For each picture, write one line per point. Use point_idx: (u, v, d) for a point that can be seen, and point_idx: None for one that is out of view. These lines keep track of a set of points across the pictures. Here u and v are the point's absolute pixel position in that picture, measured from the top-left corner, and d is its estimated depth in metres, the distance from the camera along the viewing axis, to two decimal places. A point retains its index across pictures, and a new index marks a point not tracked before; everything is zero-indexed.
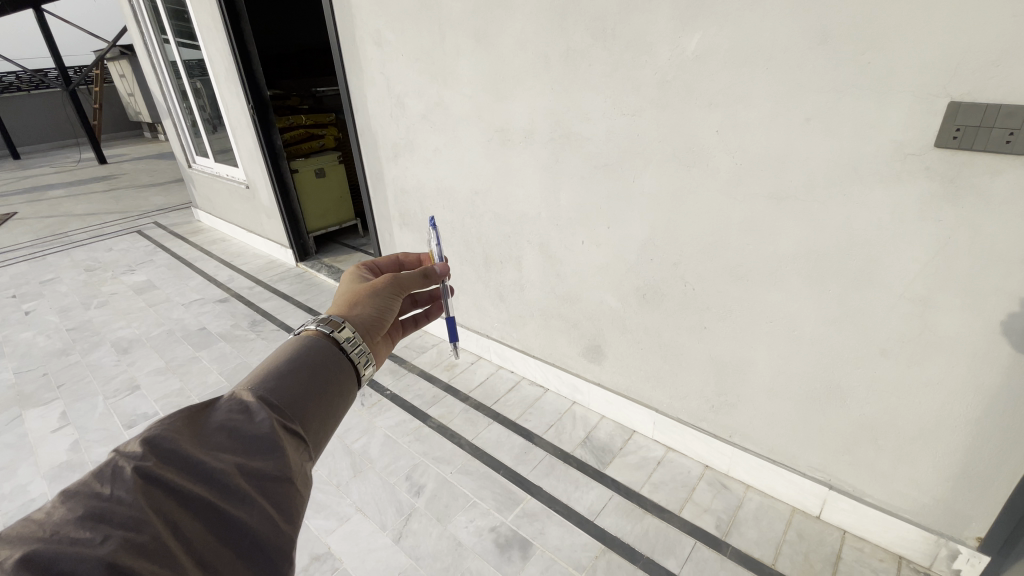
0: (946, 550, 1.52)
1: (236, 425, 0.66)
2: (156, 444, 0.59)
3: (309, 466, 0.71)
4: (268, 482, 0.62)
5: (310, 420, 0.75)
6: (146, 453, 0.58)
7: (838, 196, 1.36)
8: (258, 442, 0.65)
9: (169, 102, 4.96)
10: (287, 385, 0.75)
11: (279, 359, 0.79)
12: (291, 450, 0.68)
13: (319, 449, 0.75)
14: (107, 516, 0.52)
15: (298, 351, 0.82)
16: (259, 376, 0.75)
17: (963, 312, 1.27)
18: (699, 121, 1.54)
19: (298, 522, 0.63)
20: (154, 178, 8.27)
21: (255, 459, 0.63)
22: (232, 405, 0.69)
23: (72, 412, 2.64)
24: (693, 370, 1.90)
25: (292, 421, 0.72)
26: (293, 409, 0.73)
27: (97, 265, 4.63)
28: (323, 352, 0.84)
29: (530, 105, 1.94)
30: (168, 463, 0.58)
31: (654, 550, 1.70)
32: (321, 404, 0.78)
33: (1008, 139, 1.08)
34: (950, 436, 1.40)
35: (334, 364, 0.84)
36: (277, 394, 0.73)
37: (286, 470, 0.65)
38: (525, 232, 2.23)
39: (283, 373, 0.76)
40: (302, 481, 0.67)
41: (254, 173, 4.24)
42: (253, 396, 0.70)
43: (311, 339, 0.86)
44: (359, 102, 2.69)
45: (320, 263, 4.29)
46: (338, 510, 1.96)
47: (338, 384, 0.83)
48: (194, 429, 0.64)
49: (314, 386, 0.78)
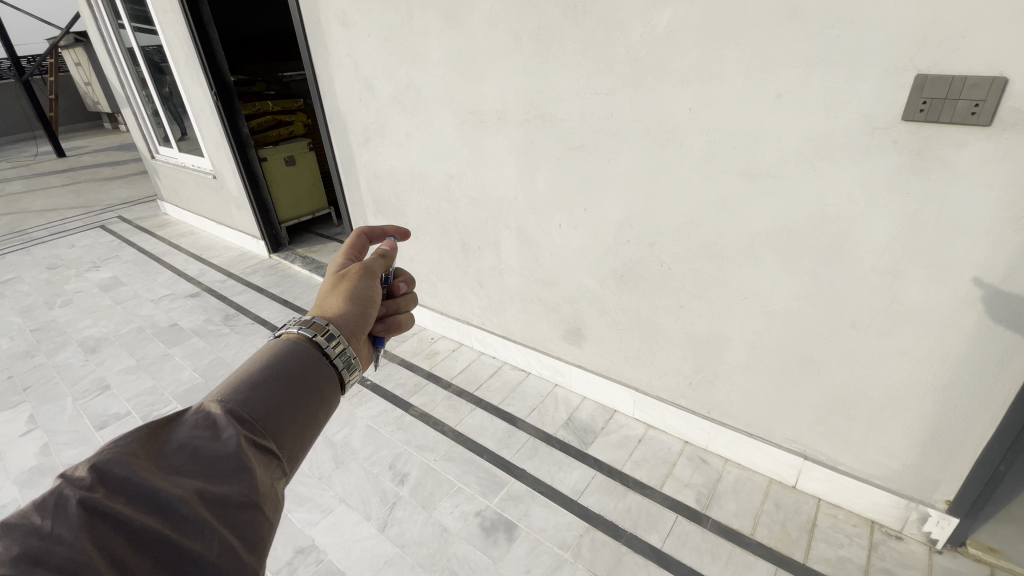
0: (916, 514, 1.57)
1: (199, 445, 0.63)
2: (106, 473, 0.56)
3: (282, 484, 0.68)
4: (232, 509, 0.60)
5: (285, 434, 0.71)
6: (95, 482, 0.55)
7: (809, 171, 1.37)
8: (222, 463, 0.62)
9: (127, 89, 4.73)
10: (259, 397, 0.70)
11: (253, 365, 0.75)
12: (259, 469, 0.66)
13: (296, 462, 0.72)
14: (44, 557, 0.48)
15: (276, 359, 0.76)
16: (230, 385, 0.71)
17: (929, 281, 1.29)
18: (672, 98, 1.52)
19: (264, 549, 0.61)
20: (116, 171, 7.93)
21: (218, 483, 0.61)
22: (200, 419, 0.66)
23: (39, 415, 2.55)
24: (671, 349, 1.92)
25: (263, 437, 0.68)
26: (266, 423, 0.69)
27: (59, 263, 4.45)
28: (303, 359, 0.78)
29: (502, 86, 1.90)
30: (119, 494, 0.55)
31: (637, 526, 1.73)
32: (299, 415, 0.73)
33: (973, 110, 1.10)
34: (918, 403, 1.44)
35: (316, 374, 0.78)
36: (248, 407, 0.69)
37: (252, 495, 0.62)
38: (501, 216, 2.20)
39: (255, 383, 0.71)
40: (271, 504, 0.65)
41: (221, 163, 4.09)
42: (221, 410, 0.67)
43: (291, 343, 0.79)
44: (327, 86, 2.60)
45: (294, 254, 4.19)
46: (321, 502, 1.94)
47: (320, 393, 0.77)
48: (153, 451, 0.61)
49: (291, 397, 0.73)
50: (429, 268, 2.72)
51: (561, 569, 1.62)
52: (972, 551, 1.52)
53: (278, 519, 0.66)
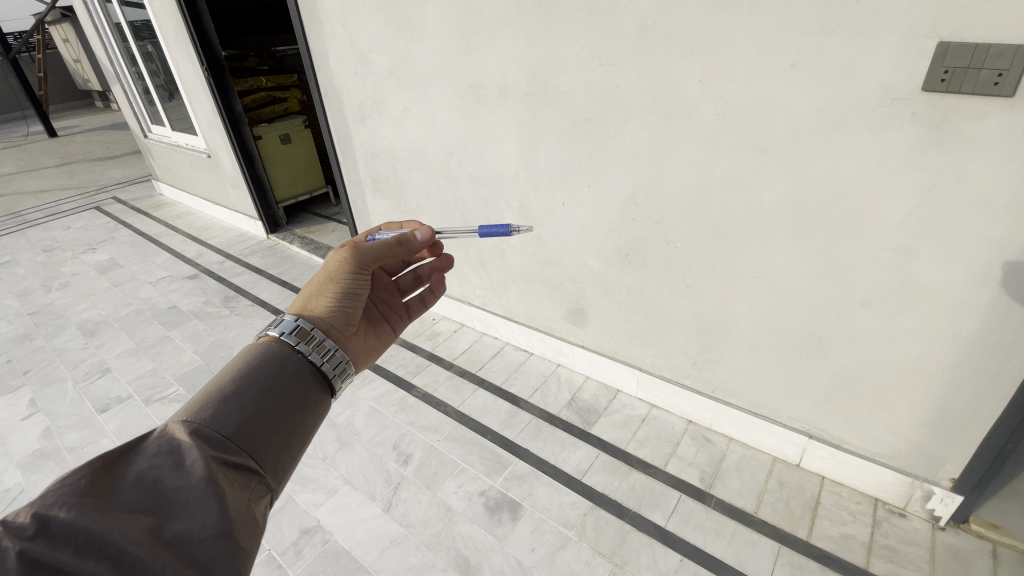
0: (920, 491, 1.57)
1: (159, 475, 0.63)
2: (51, 520, 0.54)
3: (260, 504, 0.69)
4: (196, 544, 0.60)
5: (263, 449, 0.73)
6: (39, 531, 0.53)
7: (822, 145, 1.32)
8: (185, 494, 0.62)
9: (116, 66, 4.60)
10: (229, 413, 0.72)
11: (226, 377, 0.77)
12: (232, 491, 0.66)
13: (278, 477, 0.74)
14: None
15: (250, 370, 0.79)
16: (198, 404, 0.72)
17: (944, 259, 1.26)
18: (680, 69, 1.47)
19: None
20: (110, 151, 7.79)
21: (181, 517, 0.60)
22: (164, 441, 0.67)
23: (41, 399, 2.54)
24: (676, 328, 1.90)
25: (237, 455, 0.70)
26: (238, 440, 0.71)
27: (55, 245, 4.39)
28: (280, 368, 0.81)
29: (503, 59, 1.83)
30: (65, 543, 0.53)
31: (641, 505, 1.74)
32: (282, 428, 0.76)
33: (996, 80, 1.05)
34: (927, 382, 1.43)
35: (299, 383, 0.82)
36: (217, 425, 0.70)
37: (222, 524, 0.62)
38: (503, 194, 2.15)
39: (226, 398, 0.73)
40: (246, 531, 0.64)
41: (215, 141, 4.01)
42: (186, 432, 0.67)
43: (268, 351, 0.84)
44: (321, 60, 2.52)
45: (291, 235, 4.14)
46: (325, 483, 1.94)
47: (304, 402, 0.82)
48: (109, 487, 0.60)
49: (268, 409, 0.76)
50: None
51: (565, 547, 1.63)
52: (975, 528, 1.53)
53: (255, 545, 0.65)
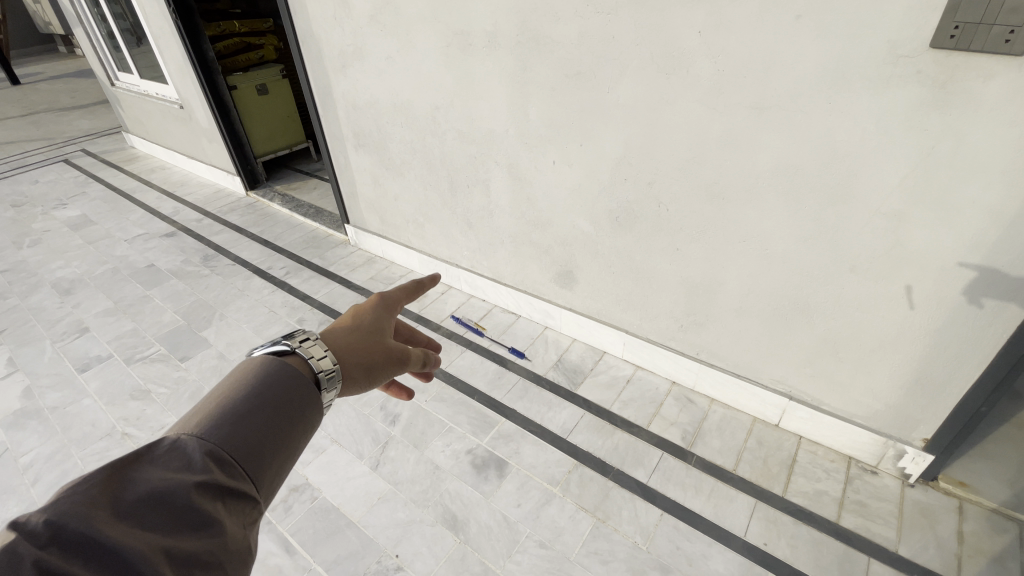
0: (893, 451, 1.62)
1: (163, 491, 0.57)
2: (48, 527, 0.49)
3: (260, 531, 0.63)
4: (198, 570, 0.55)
5: (269, 475, 0.66)
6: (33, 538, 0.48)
7: (822, 104, 1.28)
8: (189, 516, 0.56)
9: (76, 6, 4.27)
10: (240, 431, 0.65)
11: (234, 391, 0.69)
12: (235, 517, 0.61)
13: None
14: None
15: (258, 384, 0.71)
16: (204, 420, 0.65)
17: (935, 225, 1.26)
18: (680, 20, 1.39)
19: None
20: (77, 100, 7.38)
21: (185, 540, 0.55)
22: (165, 448, 0.60)
23: (18, 358, 2.49)
24: (664, 292, 1.89)
25: (242, 480, 0.63)
26: (246, 462, 0.64)
27: (23, 200, 4.20)
28: (292, 386, 0.74)
29: (492, 5, 1.72)
30: (59, 557, 0.48)
31: (624, 463, 1.78)
32: (287, 453, 0.70)
33: (1007, 38, 1.01)
34: (908, 347, 1.45)
35: (309, 404, 0.75)
36: (227, 443, 0.63)
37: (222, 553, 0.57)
38: (492, 152, 2.08)
39: (237, 413, 0.66)
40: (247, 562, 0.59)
41: (187, 90, 3.79)
42: (194, 445, 0.61)
43: (280, 365, 0.75)
44: (297, 2, 2.35)
45: (272, 192, 4.01)
46: (313, 442, 1.95)
47: (309, 425, 0.75)
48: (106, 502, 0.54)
49: (276, 430, 0.69)
50: (417, 210, 2.62)
51: (550, 503, 1.68)
52: (943, 485, 1.59)
53: None
